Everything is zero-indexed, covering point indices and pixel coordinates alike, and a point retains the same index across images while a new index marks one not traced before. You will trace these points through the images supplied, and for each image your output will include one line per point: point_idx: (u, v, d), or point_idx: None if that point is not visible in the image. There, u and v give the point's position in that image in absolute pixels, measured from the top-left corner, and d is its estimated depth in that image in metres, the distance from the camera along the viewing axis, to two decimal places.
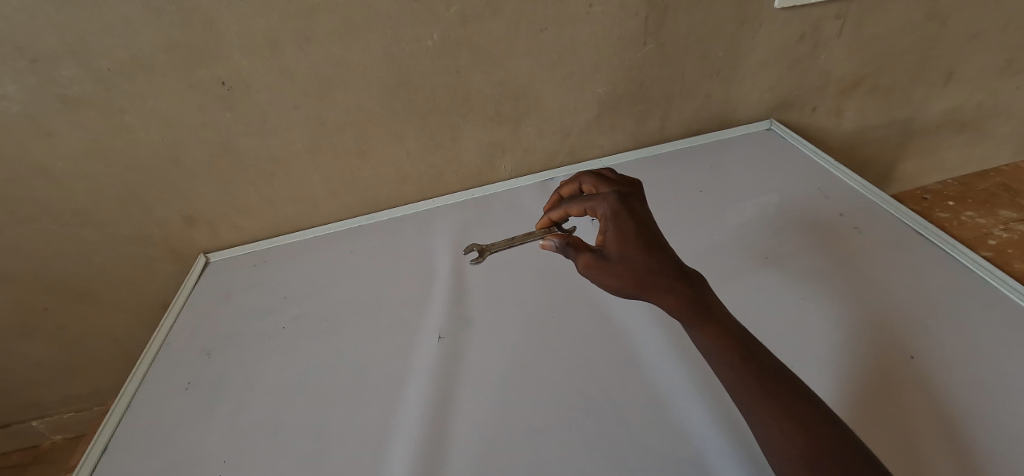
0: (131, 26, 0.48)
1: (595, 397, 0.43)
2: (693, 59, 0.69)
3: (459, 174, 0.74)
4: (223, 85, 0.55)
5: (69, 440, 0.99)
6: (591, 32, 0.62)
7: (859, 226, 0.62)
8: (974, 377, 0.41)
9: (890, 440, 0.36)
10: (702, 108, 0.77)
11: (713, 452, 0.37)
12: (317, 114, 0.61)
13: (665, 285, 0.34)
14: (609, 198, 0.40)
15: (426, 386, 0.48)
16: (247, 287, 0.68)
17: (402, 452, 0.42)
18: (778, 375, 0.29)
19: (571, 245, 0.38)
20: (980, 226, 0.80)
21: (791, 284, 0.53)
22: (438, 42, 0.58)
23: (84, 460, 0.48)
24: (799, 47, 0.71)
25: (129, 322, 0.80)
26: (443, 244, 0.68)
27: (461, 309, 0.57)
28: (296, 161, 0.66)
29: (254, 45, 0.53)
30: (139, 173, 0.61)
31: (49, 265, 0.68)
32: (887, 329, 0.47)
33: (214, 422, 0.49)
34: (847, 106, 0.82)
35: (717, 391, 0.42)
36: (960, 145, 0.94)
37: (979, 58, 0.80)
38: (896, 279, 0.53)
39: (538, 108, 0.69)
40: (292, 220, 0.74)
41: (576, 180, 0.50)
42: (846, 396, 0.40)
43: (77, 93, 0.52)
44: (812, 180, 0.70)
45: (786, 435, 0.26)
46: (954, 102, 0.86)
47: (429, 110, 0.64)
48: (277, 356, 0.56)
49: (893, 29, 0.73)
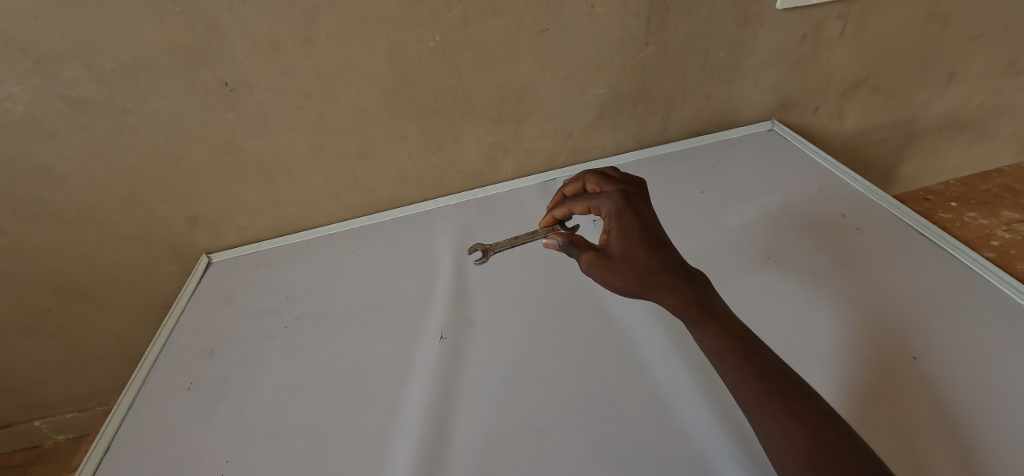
0: (134, 27, 0.49)
1: (598, 397, 0.43)
2: (695, 60, 0.69)
3: (461, 175, 0.74)
4: (225, 87, 0.56)
5: (72, 440, 0.99)
6: (592, 32, 0.62)
7: (861, 226, 0.61)
8: (978, 379, 0.40)
9: (894, 441, 0.36)
10: (703, 108, 0.77)
11: (714, 451, 0.37)
12: (320, 115, 0.61)
13: (668, 285, 0.34)
14: (613, 197, 0.40)
15: (428, 386, 0.48)
16: (249, 287, 0.68)
17: (404, 452, 0.42)
18: (781, 375, 0.29)
19: (574, 244, 0.38)
20: (983, 227, 0.80)
21: (794, 284, 0.53)
22: (439, 43, 0.58)
23: (87, 460, 0.48)
24: (800, 48, 0.71)
25: (132, 323, 0.80)
26: (445, 245, 0.68)
27: (464, 309, 0.57)
28: (298, 162, 0.66)
29: (256, 46, 0.53)
30: (141, 174, 0.61)
31: (52, 265, 0.68)
32: (890, 330, 0.46)
33: (216, 421, 0.49)
34: (849, 107, 0.82)
35: (718, 391, 0.42)
36: (963, 146, 0.94)
37: (982, 58, 0.80)
38: (899, 280, 0.53)
39: (540, 109, 0.69)
40: (294, 221, 0.74)
41: (579, 179, 0.50)
42: (848, 396, 0.40)
43: (80, 93, 0.52)
44: (814, 180, 0.70)
45: (789, 436, 0.26)
46: (956, 102, 0.86)
47: (431, 111, 0.64)
48: (279, 356, 0.56)
49: (895, 29, 0.73)
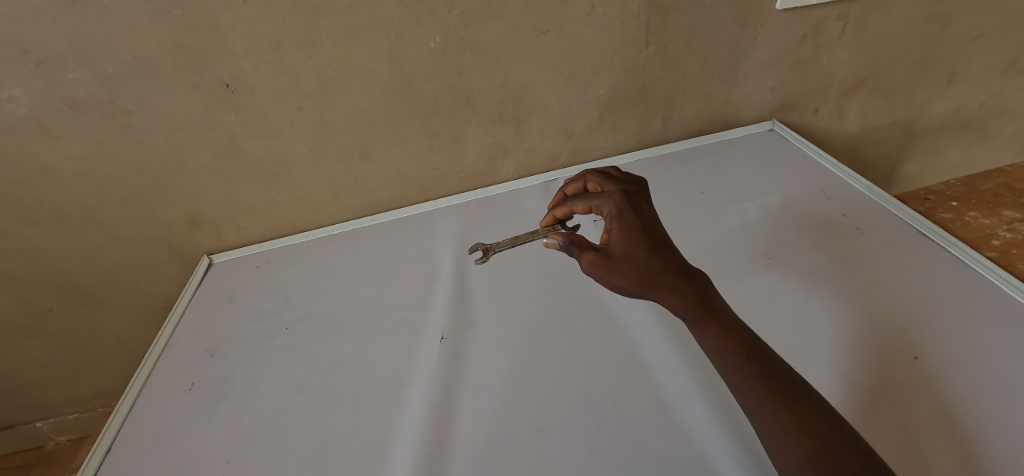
0: (136, 29, 0.49)
1: (599, 397, 0.43)
2: (695, 60, 0.69)
3: (461, 175, 0.74)
4: (226, 88, 0.56)
5: (73, 441, 1.00)
6: (592, 33, 0.62)
7: (862, 226, 0.61)
8: (979, 379, 0.40)
9: (896, 442, 0.36)
10: (703, 109, 0.77)
11: (716, 451, 0.37)
12: (320, 115, 0.61)
13: (669, 285, 0.34)
14: (615, 196, 0.40)
15: (429, 386, 0.48)
16: (250, 287, 0.68)
17: (405, 453, 0.42)
18: (783, 376, 0.29)
19: (575, 244, 0.39)
20: (984, 226, 0.80)
21: (794, 284, 0.53)
22: (440, 44, 0.58)
23: (88, 461, 0.48)
24: (800, 48, 0.71)
25: (133, 324, 0.80)
26: (445, 246, 0.68)
27: (464, 309, 0.57)
28: (299, 163, 0.66)
29: (257, 48, 0.53)
30: (142, 175, 0.61)
31: (53, 267, 0.68)
32: (891, 330, 0.46)
33: (217, 423, 0.49)
34: (849, 107, 0.82)
35: (718, 390, 0.42)
36: (963, 146, 0.94)
37: (982, 58, 0.80)
38: (900, 279, 0.53)
39: (540, 110, 0.69)
40: (294, 221, 0.74)
41: (581, 179, 0.50)
42: (849, 395, 0.40)
43: (82, 95, 0.52)
44: (814, 180, 0.70)
45: (790, 436, 0.26)
46: (957, 102, 0.86)
47: (431, 112, 0.64)
48: (279, 357, 0.56)
49: (895, 29, 0.73)
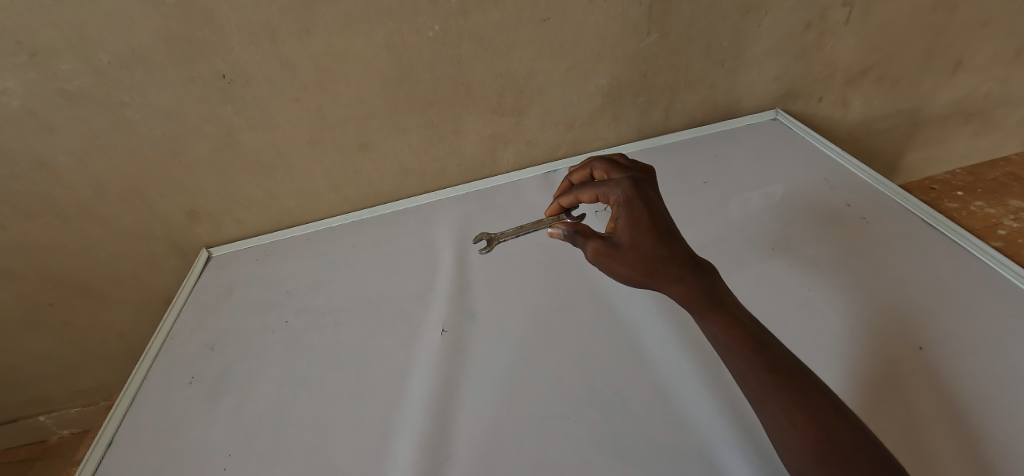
0: (130, 19, 0.48)
1: (602, 388, 0.43)
2: (698, 48, 0.67)
3: (461, 167, 0.74)
4: (223, 79, 0.55)
5: (76, 434, 1.01)
6: (594, 21, 0.61)
7: (867, 214, 0.61)
8: (986, 369, 0.40)
9: (903, 435, 0.35)
10: (706, 98, 0.76)
11: (718, 444, 0.36)
12: (319, 107, 0.61)
13: (676, 275, 0.34)
14: (622, 184, 0.39)
15: (430, 379, 0.48)
16: (250, 280, 0.68)
17: (408, 445, 0.42)
18: (789, 367, 0.29)
19: (580, 232, 0.38)
20: (990, 216, 0.79)
21: (799, 274, 0.53)
22: (439, 32, 0.57)
23: (90, 455, 0.48)
24: (805, 36, 0.70)
25: (134, 319, 0.80)
26: (445, 237, 0.68)
27: (467, 300, 0.57)
28: (298, 154, 0.65)
29: (253, 38, 0.52)
30: (139, 168, 0.61)
31: (52, 261, 0.68)
32: (897, 320, 0.46)
33: (217, 416, 0.49)
34: (854, 96, 0.81)
35: (723, 381, 0.42)
36: (969, 135, 0.93)
37: (991, 45, 0.79)
38: (905, 269, 0.52)
39: (541, 100, 0.68)
40: (293, 214, 0.74)
41: (587, 167, 0.50)
42: (855, 386, 0.40)
43: (77, 87, 0.52)
44: (820, 169, 0.70)
45: (796, 427, 0.26)
46: (964, 90, 0.85)
47: (430, 102, 0.64)
48: (280, 350, 0.56)
49: (903, 16, 0.71)
